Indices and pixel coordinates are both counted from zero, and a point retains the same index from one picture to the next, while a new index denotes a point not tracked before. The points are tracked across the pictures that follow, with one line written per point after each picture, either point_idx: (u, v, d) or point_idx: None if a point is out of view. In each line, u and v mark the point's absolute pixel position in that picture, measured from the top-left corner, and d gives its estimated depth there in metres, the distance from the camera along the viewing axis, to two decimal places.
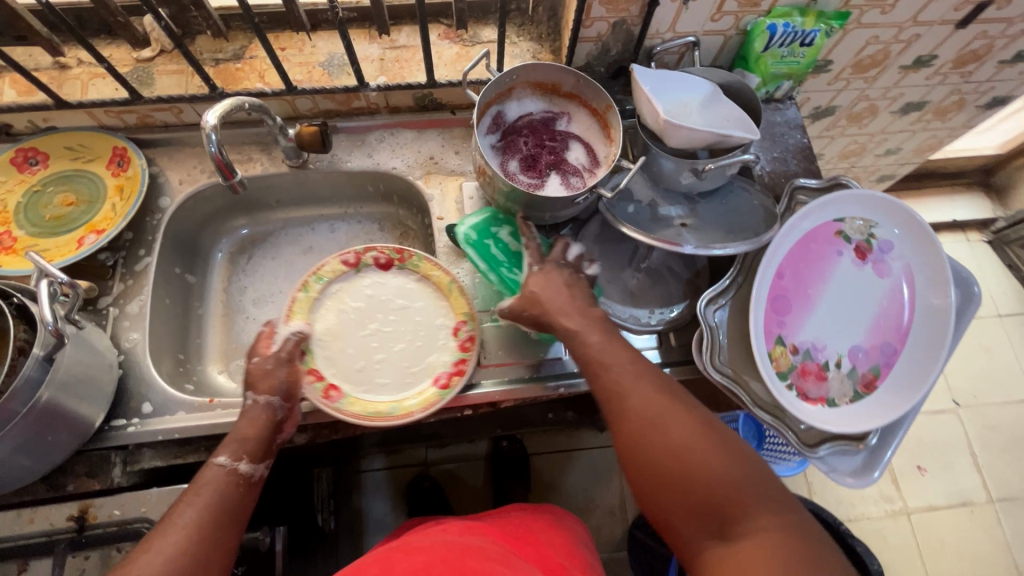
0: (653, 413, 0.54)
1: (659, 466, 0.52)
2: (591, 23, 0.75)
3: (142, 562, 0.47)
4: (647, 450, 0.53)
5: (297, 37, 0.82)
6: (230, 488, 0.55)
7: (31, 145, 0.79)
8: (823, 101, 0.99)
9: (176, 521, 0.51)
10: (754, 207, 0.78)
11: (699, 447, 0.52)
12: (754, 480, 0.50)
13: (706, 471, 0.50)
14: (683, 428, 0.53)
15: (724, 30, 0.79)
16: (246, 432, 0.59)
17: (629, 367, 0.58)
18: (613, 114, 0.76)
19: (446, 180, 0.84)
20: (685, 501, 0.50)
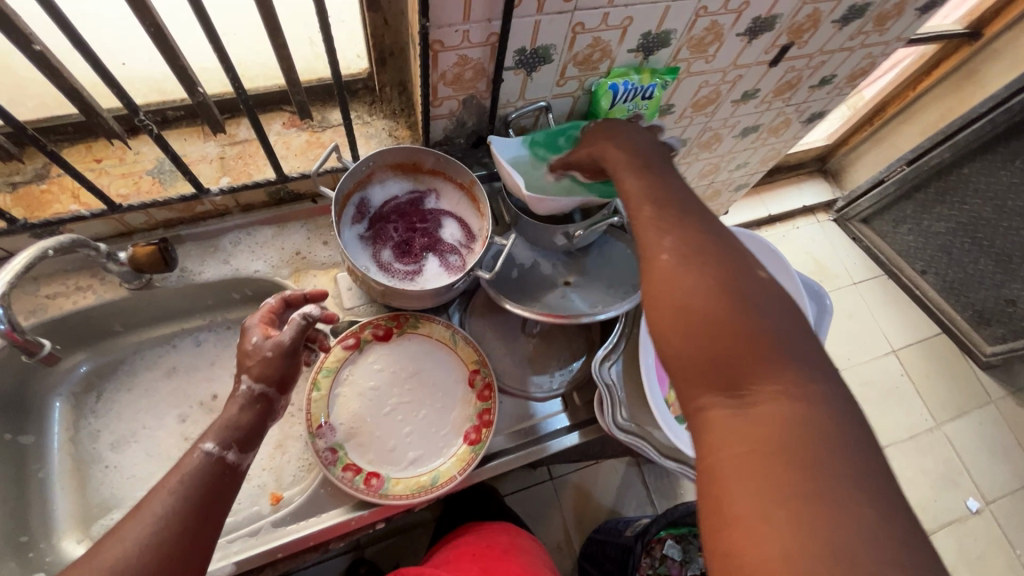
0: (698, 255, 0.46)
1: (674, 287, 0.44)
2: (440, 102, 0.74)
3: (104, 553, 0.43)
4: (668, 282, 0.45)
5: (113, 144, 0.72)
6: (206, 476, 0.50)
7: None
8: (673, 136, 1.07)
9: (149, 512, 0.46)
10: (630, 257, 0.81)
11: (735, 297, 0.42)
12: (799, 351, 0.41)
13: (740, 315, 0.41)
14: (732, 280, 0.44)
15: (572, 92, 0.81)
16: (240, 424, 0.54)
17: (676, 227, 0.49)
18: (478, 189, 0.76)
19: (319, 274, 0.79)
20: (698, 321, 0.42)
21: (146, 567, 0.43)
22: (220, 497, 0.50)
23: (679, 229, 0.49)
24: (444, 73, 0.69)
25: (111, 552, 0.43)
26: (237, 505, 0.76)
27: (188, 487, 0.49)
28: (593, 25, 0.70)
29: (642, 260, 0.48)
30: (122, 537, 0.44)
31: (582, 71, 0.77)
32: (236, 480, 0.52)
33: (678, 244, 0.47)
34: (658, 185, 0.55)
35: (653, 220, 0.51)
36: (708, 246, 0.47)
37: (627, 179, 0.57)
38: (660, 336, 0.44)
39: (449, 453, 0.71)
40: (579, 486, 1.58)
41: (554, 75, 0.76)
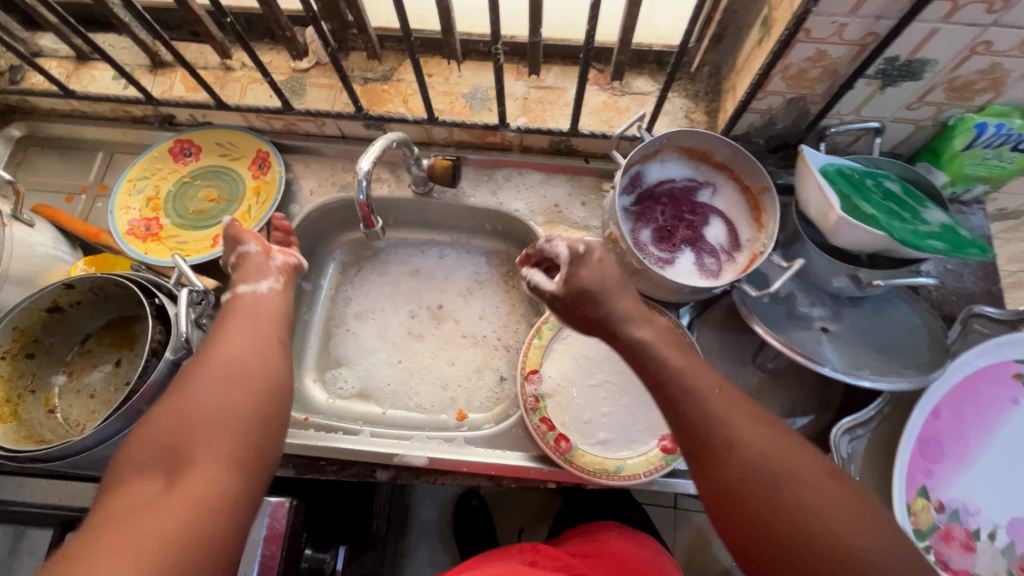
0: (762, 475, 0.41)
1: (769, 515, 0.40)
2: (764, 95, 0.67)
3: (210, 356, 0.49)
4: (762, 513, 0.40)
5: (445, 64, 0.81)
6: (262, 303, 0.57)
7: (188, 141, 0.84)
8: (1011, 203, 0.85)
9: (226, 330, 0.52)
10: (915, 327, 0.68)
11: (842, 533, 0.39)
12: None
13: (840, 558, 0.38)
14: (831, 515, 0.39)
15: (919, 119, 0.68)
16: (241, 283, 0.58)
17: (746, 426, 0.43)
18: (769, 199, 0.70)
19: (569, 232, 0.80)
20: (784, 554, 0.39)
21: (248, 354, 0.50)
22: (276, 312, 0.57)
23: (748, 424, 0.43)
24: (789, 66, 0.62)
25: (214, 350, 0.50)
26: (430, 407, 0.83)
27: (254, 311, 0.56)
28: (1002, 48, 0.57)
29: (716, 471, 0.43)
30: (218, 344, 0.50)
31: (950, 98, 0.64)
32: (275, 297, 0.59)
33: (754, 459, 0.42)
34: (691, 362, 0.47)
35: (727, 406, 0.44)
36: (788, 453, 0.42)
37: (624, 328, 0.51)
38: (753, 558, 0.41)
39: (640, 451, 0.68)
40: (700, 528, 1.37)
41: (911, 95, 0.64)
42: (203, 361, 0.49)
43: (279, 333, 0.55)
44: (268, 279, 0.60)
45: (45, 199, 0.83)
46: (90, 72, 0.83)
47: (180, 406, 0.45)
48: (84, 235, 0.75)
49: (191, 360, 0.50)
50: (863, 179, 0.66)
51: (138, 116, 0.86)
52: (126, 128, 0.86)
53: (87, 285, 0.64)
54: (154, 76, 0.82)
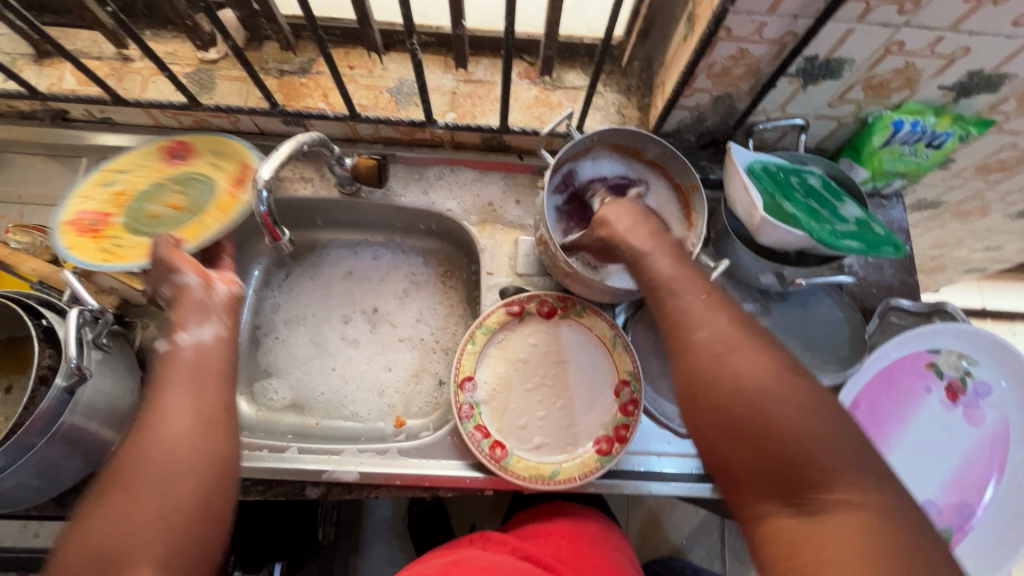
0: (729, 357, 0.43)
1: (718, 392, 0.42)
2: (692, 93, 0.66)
3: (145, 441, 0.43)
4: (713, 395, 0.43)
5: (367, 56, 0.76)
6: (214, 358, 0.50)
7: (163, 143, 0.73)
8: (930, 195, 0.88)
9: (164, 407, 0.45)
10: (837, 320, 0.70)
11: (781, 405, 0.40)
12: (846, 450, 0.39)
13: (773, 425, 0.40)
14: (775, 391, 0.41)
15: (841, 116, 0.69)
16: (182, 309, 0.52)
17: (721, 318, 0.46)
18: (698, 197, 0.69)
19: (503, 232, 0.78)
20: (734, 423, 0.41)
21: (185, 435, 0.44)
22: (214, 359, 0.50)
23: (704, 319, 0.46)
24: (714, 64, 0.61)
25: (152, 431, 0.44)
26: (366, 415, 0.81)
27: (199, 364, 0.49)
28: (914, 48, 0.57)
29: (679, 364, 0.46)
30: (156, 423, 0.44)
31: (868, 96, 0.65)
32: (226, 342, 0.52)
33: (712, 343, 0.44)
34: (677, 268, 0.49)
35: (699, 300, 0.47)
36: (740, 342, 0.44)
37: (636, 257, 0.52)
38: (704, 444, 0.43)
39: (576, 454, 0.68)
40: (651, 511, 1.40)
41: (832, 93, 0.65)
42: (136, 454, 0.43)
43: (230, 403, 0.49)
44: (211, 326, 0.52)
45: None
46: None
47: (112, 508, 0.40)
48: None
49: (129, 438, 0.44)
50: (786, 177, 0.67)
51: (26, 111, 0.77)
52: (12, 126, 0.78)
53: None
54: (39, 67, 0.74)
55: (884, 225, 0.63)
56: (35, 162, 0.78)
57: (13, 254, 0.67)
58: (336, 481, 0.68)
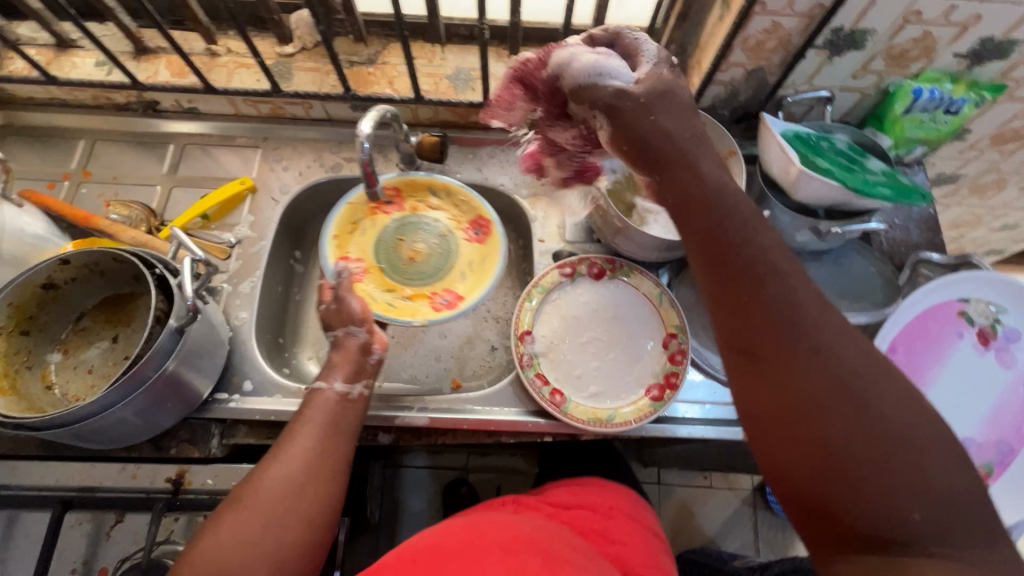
0: (825, 366, 0.39)
1: (815, 412, 0.39)
2: (728, 67, 0.73)
3: (276, 461, 0.51)
4: (814, 415, 0.39)
5: (428, 47, 0.84)
6: (336, 417, 0.57)
7: (485, 215, 0.77)
8: (948, 168, 0.94)
9: (288, 452, 0.52)
10: (870, 275, 0.75)
11: (913, 442, 0.37)
12: (962, 502, 0.36)
13: (890, 463, 0.37)
14: (896, 423, 0.38)
15: (864, 87, 0.76)
16: (337, 361, 0.62)
17: (818, 318, 0.41)
18: (736, 162, 0.75)
19: (552, 204, 0.84)
20: (820, 449, 0.38)
21: (305, 476, 0.51)
22: (345, 424, 0.57)
23: (825, 325, 0.41)
24: (749, 38, 0.68)
25: (277, 470, 0.50)
26: (424, 378, 0.86)
27: (316, 419, 0.56)
28: (931, 17, 0.64)
29: (780, 375, 0.40)
30: (275, 463, 0.51)
31: (888, 66, 0.72)
32: (358, 407, 0.60)
33: (814, 354, 0.40)
34: (755, 236, 0.44)
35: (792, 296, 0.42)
36: (880, 372, 0.39)
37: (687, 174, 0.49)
38: (790, 467, 0.39)
39: (630, 401, 0.72)
40: (683, 502, 1.41)
41: (856, 64, 0.72)
42: (261, 484, 0.49)
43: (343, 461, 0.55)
44: (358, 384, 0.61)
45: (26, 186, 0.82)
46: (70, 58, 0.83)
47: (241, 530, 0.46)
48: (73, 218, 0.75)
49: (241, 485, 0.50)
50: (817, 142, 0.73)
51: (121, 103, 0.86)
52: (108, 116, 0.86)
53: (83, 261, 0.64)
54: (138, 62, 0.83)
55: (910, 178, 0.70)
56: (127, 148, 0.86)
57: (114, 225, 0.75)
58: (406, 428, 0.73)
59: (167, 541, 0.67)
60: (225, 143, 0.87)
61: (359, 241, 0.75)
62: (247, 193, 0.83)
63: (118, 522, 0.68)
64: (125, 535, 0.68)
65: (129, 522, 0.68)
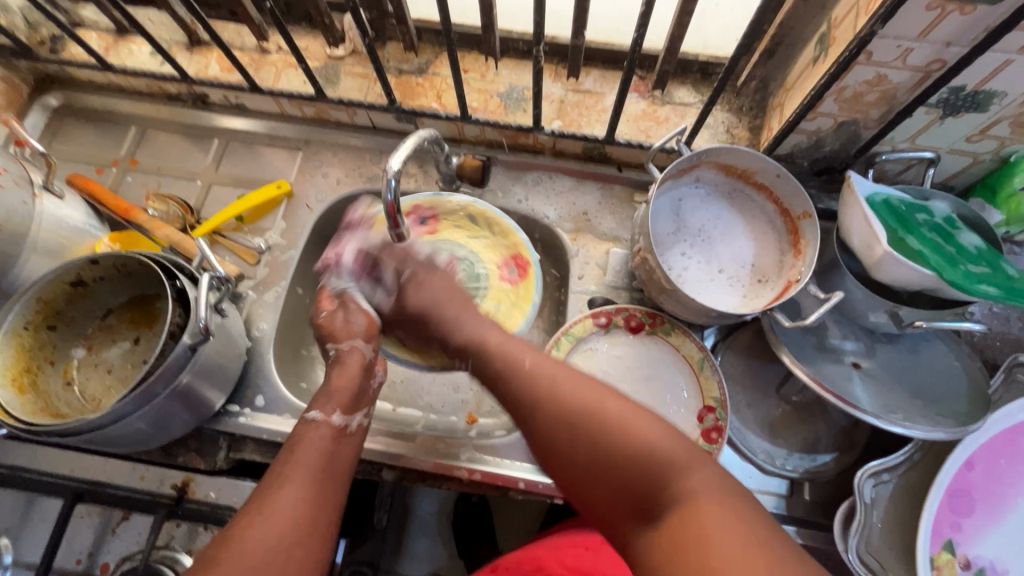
0: (544, 396, 0.48)
1: (550, 424, 0.47)
2: (814, 117, 0.64)
3: (258, 524, 0.44)
4: (542, 435, 0.47)
5: (482, 61, 0.79)
6: (323, 451, 0.52)
7: (523, 257, 0.75)
8: None
9: (274, 505, 0.46)
10: (953, 370, 0.64)
11: (582, 413, 0.45)
12: (668, 438, 0.43)
13: (589, 433, 0.45)
14: (594, 401, 0.46)
15: (979, 152, 0.65)
16: (337, 386, 0.58)
17: (532, 366, 0.50)
18: (808, 225, 0.66)
19: (595, 243, 0.78)
20: (597, 473, 0.44)
21: (294, 528, 0.45)
22: (340, 463, 0.52)
23: (527, 359, 0.51)
24: (845, 88, 0.59)
25: (270, 516, 0.45)
26: (440, 407, 0.81)
27: (309, 458, 0.51)
28: None
29: (532, 429, 0.48)
30: (260, 521, 0.44)
31: (1016, 132, 0.60)
32: (355, 440, 0.55)
33: (534, 397, 0.48)
34: (474, 330, 0.57)
35: (537, 363, 0.50)
36: (560, 370, 0.49)
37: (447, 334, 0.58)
38: (587, 491, 0.45)
39: None
40: None
41: (973, 127, 0.61)
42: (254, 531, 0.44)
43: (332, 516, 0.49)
44: (358, 414, 0.57)
45: (75, 169, 0.83)
46: (128, 46, 0.83)
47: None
48: (114, 208, 0.75)
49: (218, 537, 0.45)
50: (912, 213, 0.63)
51: (172, 93, 0.85)
52: (159, 104, 0.86)
53: (111, 262, 0.64)
54: (190, 54, 0.82)
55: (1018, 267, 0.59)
56: (174, 139, 0.85)
57: (151, 221, 0.75)
58: (411, 468, 0.70)
59: (167, 546, 0.67)
60: (268, 142, 0.85)
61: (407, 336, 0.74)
62: (283, 198, 0.81)
63: (123, 519, 0.69)
64: (130, 533, 0.68)
65: (133, 522, 0.69)
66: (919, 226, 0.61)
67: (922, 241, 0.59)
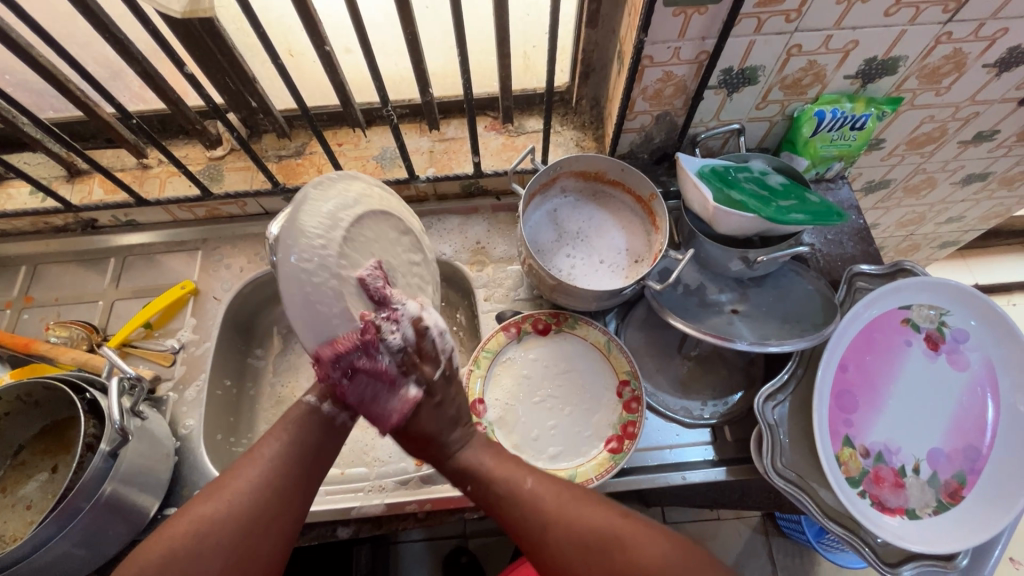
0: (561, 531, 0.49)
1: (553, 553, 0.49)
2: (635, 116, 0.76)
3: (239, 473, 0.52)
4: (557, 563, 0.49)
5: (352, 132, 0.87)
6: (308, 425, 0.55)
7: None
8: (876, 175, 0.96)
9: (261, 453, 0.53)
10: (809, 293, 0.74)
11: (604, 543, 0.48)
12: (687, 558, 0.47)
13: (615, 561, 0.47)
14: (613, 528, 0.49)
15: (770, 116, 0.79)
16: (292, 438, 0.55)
17: (528, 481, 0.53)
18: (657, 203, 0.77)
19: (492, 265, 0.85)
20: None
21: (259, 496, 0.50)
22: (310, 446, 0.55)
23: (521, 475, 0.54)
24: (646, 88, 0.71)
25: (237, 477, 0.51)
26: (387, 458, 0.83)
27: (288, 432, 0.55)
28: (812, 48, 0.67)
29: (545, 548, 0.50)
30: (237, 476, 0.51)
31: (787, 95, 0.74)
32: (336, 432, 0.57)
33: (537, 516, 0.51)
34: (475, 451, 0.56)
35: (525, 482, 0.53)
36: (564, 490, 0.53)
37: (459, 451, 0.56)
38: None
39: (592, 456, 0.70)
40: None
41: (756, 97, 0.74)
42: (230, 487, 0.50)
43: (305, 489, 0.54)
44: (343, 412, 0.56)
45: None
46: (6, 190, 0.86)
47: (194, 525, 0.48)
48: (11, 346, 0.75)
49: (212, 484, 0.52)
50: (733, 173, 0.74)
51: (59, 224, 0.87)
52: (48, 238, 0.88)
53: (14, 393, 0.63)
54: (72, 185, 0.85)
55: (819, 195, 0.71)
56: (68, 267, 0.87)
57: (54, 348, 0.75)
58: (364, 518, 0.71)
59: None
60: (165, 250, 0.88)
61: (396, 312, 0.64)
62: (188, 297, 0.84)
63: None
64: None
65: None
66: (740, 183, 0.72)
67: (744, 194, 0.70)
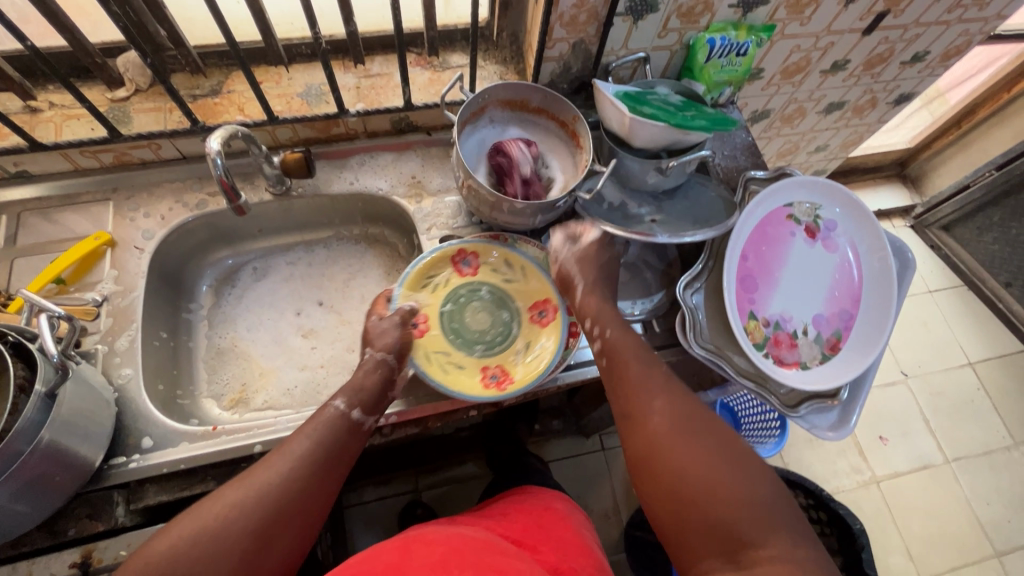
0: (676, 429, 0.58)
1: (654, 443, 0.58)
2: (554, 43, 0.82)
3: (265, 466, 0.56)
4: (643, 448, 0.59)
5: (273, 70, 0.85)
6: (338, 432, 0.61)
7: (469, 249, 0.81)
8: (759, 105, 1.11)
9: (293, 447, 0.58)
10: (713, 199, 0.85)
11: (701, 461, 0.55)
12: (767, 495, 0.53)
13: (700, 473, 0.54)
14: (701, 439, 0.57)
15: (670, 45, 0.88)
16: (365, 387, 0.67)
17: (638, 364, 0.66)
18: (580, 124, 0.83)
19: (430, 197, 0.88)
20: (699, 489, 0.54)
21: (264, 509, 0.53)
22: (343, 452, 0.61)
23: (646, 383, 0.64)
24: (562, 14, 0.77)
25: (265, 472, 0.55)
26: None
27: (323, 435, 0.60)
28: None
29: (642, 427, 0.60)
30: (269, 467, 0.56)
31: (683, 23, 0.84)
32: (360, 436, 0.64)
33: (638, 411, 0.62)
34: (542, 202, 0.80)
35: (632, 372, 0.65)
36: (687, 414, 0.60)
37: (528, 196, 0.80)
38: (669, 502, 0.55)
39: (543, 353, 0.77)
40: None
41: (657, 26, 0.83)
42: (260, 477, 0.55)
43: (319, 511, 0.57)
44: (369, 416, 0.65)
45: None
46: None
47: (218, 516, 0.51)
48: None
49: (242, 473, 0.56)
50: (643, 95, 0.82)
51: None
52: None
53: None
54: None
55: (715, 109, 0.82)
56: None
57: None
58: None
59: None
60: (70, 202, 0.81)
61: (425, 346, 0.74)
62: (105, 248, 0.78)
63: None
64: None
65: None
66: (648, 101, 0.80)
67: (652, 110, 0.78)
